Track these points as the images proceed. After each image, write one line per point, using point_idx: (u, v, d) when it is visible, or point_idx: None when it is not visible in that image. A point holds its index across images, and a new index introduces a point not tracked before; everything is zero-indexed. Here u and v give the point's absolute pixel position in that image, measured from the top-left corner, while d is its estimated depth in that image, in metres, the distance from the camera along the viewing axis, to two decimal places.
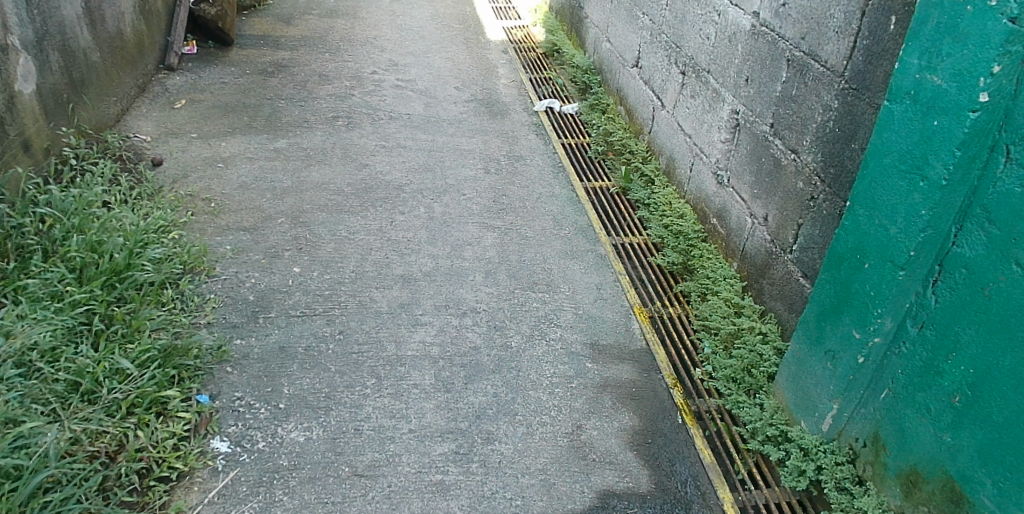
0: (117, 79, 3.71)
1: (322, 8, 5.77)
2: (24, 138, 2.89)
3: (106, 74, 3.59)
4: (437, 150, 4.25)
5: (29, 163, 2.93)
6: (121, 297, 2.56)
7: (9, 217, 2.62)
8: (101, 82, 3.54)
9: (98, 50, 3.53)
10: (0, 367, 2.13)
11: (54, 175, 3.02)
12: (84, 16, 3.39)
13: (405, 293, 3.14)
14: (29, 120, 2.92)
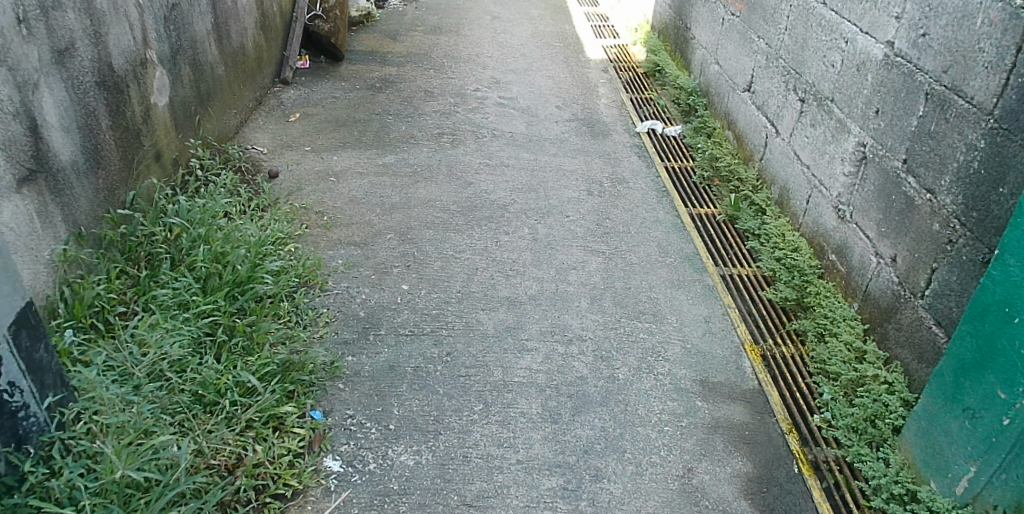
0: (237, 93, 3.74)
1: (427, 24, 5.77)
2: (156, 150, 2.75)
3: (228, 88, 3.59)
4: (540, 170, 4.08)
5: (160, 173, 2.80)
6: (243, 310, 2.39)
7: (144, 222, 2.47)
8: (224, 96, 3.53)
9: (222, 65, 3.52)
10: (135, 380, 1.95)
11: (181, 185, 2.91)
12: (212, 32, 3.37)
13: (511, 317, 2.99)
14: (161, 132, 2.80)
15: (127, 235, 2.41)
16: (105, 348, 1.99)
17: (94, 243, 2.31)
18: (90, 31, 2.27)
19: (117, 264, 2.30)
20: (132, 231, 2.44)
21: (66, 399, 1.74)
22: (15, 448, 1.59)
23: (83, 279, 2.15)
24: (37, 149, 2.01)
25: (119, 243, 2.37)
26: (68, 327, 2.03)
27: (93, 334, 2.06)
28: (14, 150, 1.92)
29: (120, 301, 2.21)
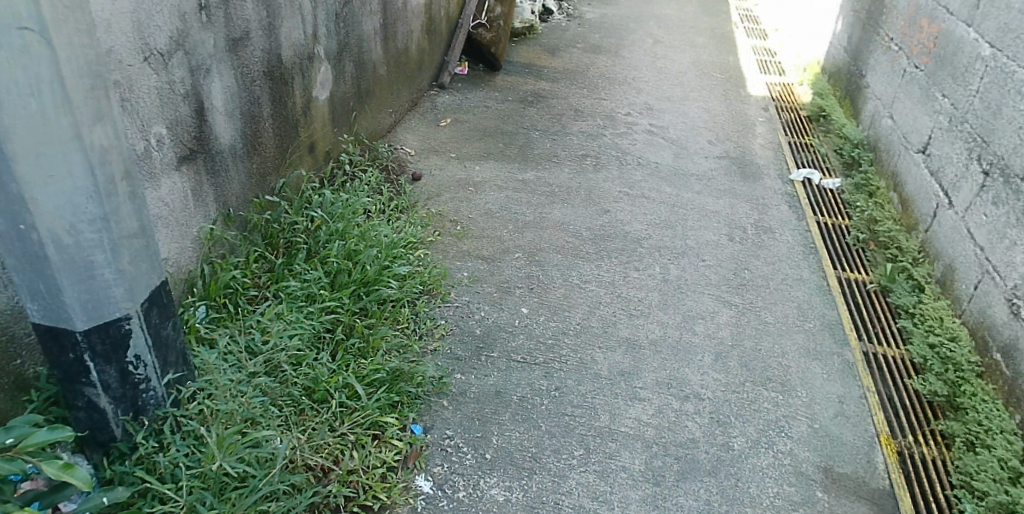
0: (396, 92, 3.83)
1: (587, 43, 5.67)
2: (311, 141, 2.85)
3: (386, 88, 3.67)
4: (679, 207, 3.66)
5: (311, 164, 2.90)
6: (365, 310, 2.37)
7: (289, 210, 2.53)
8: (381, 95, 3.62)
9: (384, 65, 3.60)
10: (251, 366, 1.97)
11: (329, 178, 2.99)
12: (379, 32, 3.46)
13: (627, 360, 2.64)
14: (318, 125, 2.90)
15: (272, 221, 2.49)
16: (231, 331, 2.04)
17: (241, 225, 2.40)
18: (265, 23, 2.35)
19: (258, 249, 2.37)
20: (277, 217, 2.50)
21: (187, 377, 1.81)
22: (132, 417, 1.67)
23: (224, 259, 2.24)
24: (200, 131, 2.10)
25: (263, 228, 2.45)
26: (203, 305, 2.11)
27: (225, 315, 2.13)
28: (181, 130, 2.01)
29: (254, 286, 2.27)
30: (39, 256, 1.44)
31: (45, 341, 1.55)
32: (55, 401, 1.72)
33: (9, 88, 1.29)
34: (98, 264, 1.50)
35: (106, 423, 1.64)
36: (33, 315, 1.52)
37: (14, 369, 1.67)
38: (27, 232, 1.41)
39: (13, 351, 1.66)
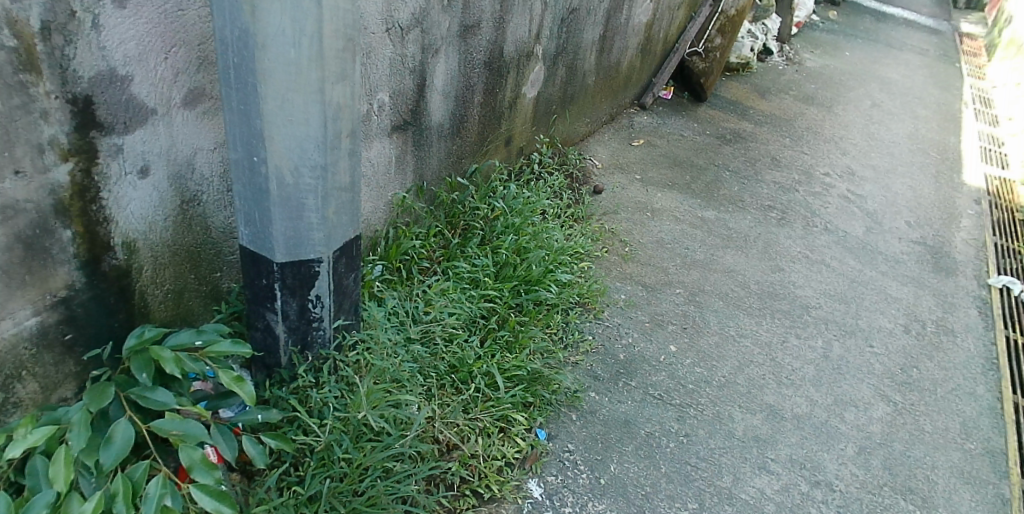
0: (597, 104, 3.86)
1: (800, 92, 5.39)
2: (509, 134, 2.94)
3: (590, 97, 3.69)
4: (859, 283, 3.36)
5: (504, 155, 2.99)
6: (521, 306, 2.40)
7: (475, 195, 2.63)
8: (583, 103, 3.65)
9: (594, 75, 3.63)
10: (410, 331, 2.08)
11: (517, 172, 3.07)
12: (597, 43, 3.49)
13: (765, 426, 2.45)
14: (519, 120, 2.98)
15: (457, 202, 2.60)
16: (399, 295, 2.16)
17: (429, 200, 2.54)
18: (497, 15, 2.45)
19: (439, 225, 2.49)
20: (462, 199, 2.61)
21: (353, 326, 1.93)
22: (299, 349, 1.80)
23: (407, 227, 2.38)
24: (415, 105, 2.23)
25: (448, 206, 2.57)
26: (380, 265, 2.25)
27: (396, 278, 2.26)
28: (400, 101, 2.15)
29: (428, 259, 2.39)
30: (262, 190, 1.56)
31: (246, 263, 1.70)
32: (239, 315, 1.89)
33: (277, 33, 1.41)
34: (308, 207, 1.61)
35: (276, 348, 1.78)
36: (244, 239, 1.67)
37: (214, 279, 1.86)
38: (258, 164, 1.54)
39: (217, 264, 1.86)
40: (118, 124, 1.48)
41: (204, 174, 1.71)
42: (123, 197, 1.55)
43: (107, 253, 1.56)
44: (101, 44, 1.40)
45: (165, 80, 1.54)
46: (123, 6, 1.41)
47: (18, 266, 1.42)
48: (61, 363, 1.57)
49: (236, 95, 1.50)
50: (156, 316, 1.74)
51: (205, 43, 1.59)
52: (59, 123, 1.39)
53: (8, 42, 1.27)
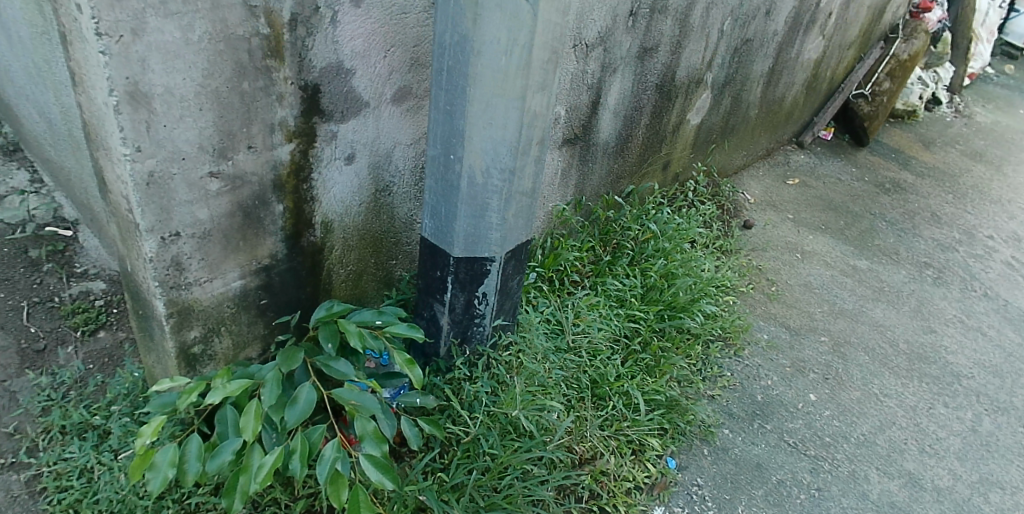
0: (756, 137, 3.79)
1: (971, 146, 5.05)
2: (666, 160, 3.11)
3: (750, 130, 3.66)
4: (1017, 358, 2.99)
5: (659, 179, 3.15)
6: (663, 332, 2.44)
7: (629, 216, 2.77)
8: (743, 135, 3.62)
9: (758, 108, 3.59)
10: (561, 338, 2.21)
11: (670, 197, 3.17)
12: (765, 76, 3.45)
13: (903, 494, 2.26)
14: (679, 146, 3.14)
15: (612, 220, 2.75)
16: (553, 303, 2.30)
17: (583, 215, 2.74)
18: (674, 41, 2.65)
19: (592, 241, 2.64)
20: (617, 218, 2.76)
21: (509, 327, 2.09)
22: (458, 341, 2.00)
23: (564, 239, 2.55)
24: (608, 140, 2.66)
25: (602, 223, 2.72)
26: (536, 272, 2.42)
27: (550, 287, 2.41)
28: (573, 116, 2.40)
29: (579, 272, 2.53)
30: (453, 185, 1.78)
31: (425, 254, 1.94)
32: (405, 302, 2.08)
33: (491, 41, 1.59)
34: (491, 207, 1.81)
35: (439, 337, 1.99)
36: (428, 230, 1.90)
37: (389, 266, 2.06)
38: (454, 162, 1.76)
39: (394, 252, 2.05)
40: (336, 113, 1.68)
41: (398, 167, 1.92)
42: (329, 180, 1.75)
43: (308, 230, 1.76)
44: (335, 39, 1.60)
45: (380, 76, 1.74)
46: (357, 6, 1.61)
47: (235, 232, 1.62)
48: (253, 324, 1.75)
49: (443, 97, 1.72)
50: (337, 292, 1.94)
51: (418, 45, 1.79)
52: (291, 106, 1.59)
53: (263, 29, 1.47)
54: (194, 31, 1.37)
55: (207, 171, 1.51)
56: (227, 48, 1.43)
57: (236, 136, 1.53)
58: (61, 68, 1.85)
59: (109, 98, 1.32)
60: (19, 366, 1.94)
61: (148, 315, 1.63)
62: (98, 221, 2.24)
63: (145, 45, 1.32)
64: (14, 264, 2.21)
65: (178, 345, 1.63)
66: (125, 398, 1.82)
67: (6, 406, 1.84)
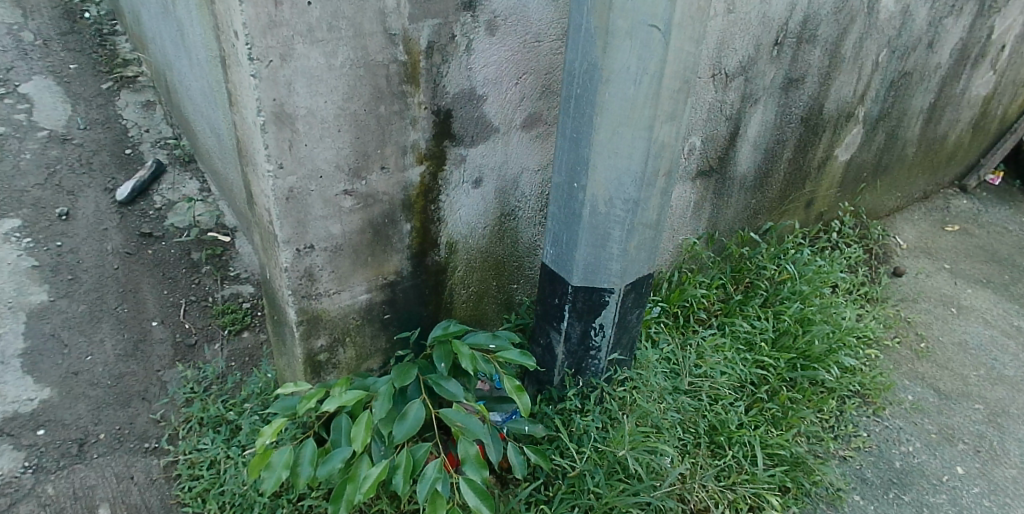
0: (912, 178, 3.50)
1: None
2: (811, 198, 2.97)
3: (906, 170, 3.38)
4: None
5: (801, 218, 3.01)
6: (794, 381, 2.29)
7: (765, 254, 2.68)
8: (897, 175, 3.35)
9: (916, 146, 3.31)
10: (680, 378, 2.16)
11: (812, 236, 3.02)
12: (925, 112, 3.17)
13: None
14: (825, 183, 2.98)
15: (746, 257, 2.67)
16: (675, 341, 2.26)
17: (716, 249, 2.72)
18: (823, 72, 2.57)
19: (723, 278, 2.58)
20: (752, 255, 2.68)
21: (625, 363, 2.08)
22: (572, 372, 2.00)
23: (693, 274, 2.53)
24: (746, 175, 2.63)
25: (735, 260, 2.65)
26: (660, 306, 2.40)
27: (675, 324, 2.38)
28: (711, 147, 2.44)
29: (707, 311, 2.47)
30: (575, 213, 1.78)
31: (544, 281, 1.95)
32: (522, 327, 2.09)
33: (619, 69, 1.57)
34: (613, 237, 1.79)
35: (553, 366, 2.00)
36: (549, 256, 1.92)
37: (510, 290, 2.06)
38: (578, 190, 1.76)
39: (516, 276, 2.05)
40: (466, 137, 1.73)
41: (524, 193, 1.93)
42: (456, 203, 1.79)
43: (433, 249, 1.81)
44: (469, 66, 1.65)
45: (511, 103, 1.78)
46: (492, 35, 1.66)
47: (364, 247, 1.69)
48: (376, 337, 1.82)
49: (570, 124, 1.72)
50: (458, 312, 1.96)
51: (550, 73, 1.81)
52: (423, 130, 1.65)
53: (401, 56, 1.54)
54: (337, 57, 1.46)
55: (341, 189, 1.59)
56: (366, 74, 1.51)
57: (371, 157, 1.60)
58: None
59: (257, 118, 1.43)
60: (173, 358, 2.14)
61: (281, 320, 1.73)
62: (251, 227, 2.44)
63: (292, 70, 1.42)
64: (180, 264, 2.45)
65: (305, 352, 1.71)
66: (257, 397, 1.94)
67: (157, 394, 2.04)
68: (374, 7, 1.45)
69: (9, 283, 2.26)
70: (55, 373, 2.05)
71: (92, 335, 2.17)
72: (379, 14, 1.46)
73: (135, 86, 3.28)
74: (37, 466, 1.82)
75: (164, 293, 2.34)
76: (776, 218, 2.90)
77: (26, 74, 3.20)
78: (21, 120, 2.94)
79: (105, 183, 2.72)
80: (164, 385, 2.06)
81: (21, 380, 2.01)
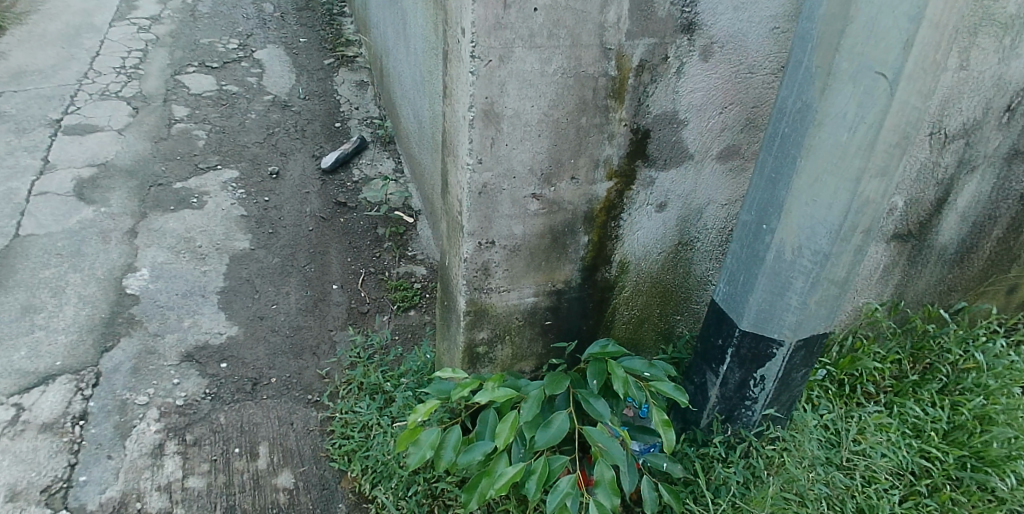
0: None
1: None
2: (1017, 283, 2.63)
3: None
4: None
5: (1001, 302, 2.66)
6: (962, 483, 2.02)
7: (953, 336, 2.40)
8: None
9: None
10: (835, 450, 2.01)
11: (1009, 325, 2.63)
12: None
13: None
14: None
15: (931, 336, 2.42)
16: (835, 409, 2.11)
17: (899, 320, 2.52)
18: None
19: (901, 353, 2.35)
20: (938, 335, 2.41)
21: (779, 421, 1.98)
22: (722, 418, 1.94)
23: (869, 343, 2.35)
24: (947, 246, 2.39)
25: (917, 337, 2.41)
26: (826, 368, 2.25)
27: (838, 391, 2.22)
28: (913, 210, 2.25)
29: (877, 384, 2.27)
30: (758, 256, 1.71)
31: (710, 319, 1.89)
32: (678, 361, 2.05)
33: (835, 112, 1.48)
34: (793, 287, 1.69)
35: (703, 407, 1.95)
36: (720, 294, 1.85)
37: (672, 320, 2.03)
38: (765, 232, 1.68)
39: (681, 307, 2.02)
40: (659, 160, 1.71)
41: (706, 224, 1.88)
42: (636, 224, 1.79)
43: (604, 266, 1.82)
44: (676, 89, 1.62)
45: (712, 132, 1.73)
46: (706, 61, 1.61)
47: (540, 252, 1.72)
48: (534, 341, 1.86)
49: (771, 161, 1.64)
50: (615, 332, 1.96)
51: (757, 106, 1.73)
52: (618, 146, 1.64)
53: (611, 71, 1.53)
54: (551, 65, 1.48)
55: (530, 192, 1.62)
56: (575, 84, 1.52)
57: (564, 166, 1.62)
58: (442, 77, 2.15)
59: (468, 113, 1.49)
60: (345, 321, 2.32)
61: (450, 307, 1.82)
62: (436, 211, 2.56)
63: (507, 72, 1.46)
64: (365, 236, 2.64)
65: (466, 341, 1.79)
66: (414, 374, 2.05)
67: (326, 352, 2.22)
68: (595, 20, 1.45)
69: (220, 227, 2.59)
70: (244, 314, 2.30)
71: (280, 287, 2.41)
72: (599, 27, 1.47)
73: (353, 66, 3.59)
74: (216, 394, 2.06)
75: (348, 260, 2.54)
76: (971, 299, 2.60)
77: (262, 43, 3.72)
78: (252, 83, 3.39)
79: (313, 151, 3.01)
80: (333, 345, 2.24)
81: (216, 315, 2.28)
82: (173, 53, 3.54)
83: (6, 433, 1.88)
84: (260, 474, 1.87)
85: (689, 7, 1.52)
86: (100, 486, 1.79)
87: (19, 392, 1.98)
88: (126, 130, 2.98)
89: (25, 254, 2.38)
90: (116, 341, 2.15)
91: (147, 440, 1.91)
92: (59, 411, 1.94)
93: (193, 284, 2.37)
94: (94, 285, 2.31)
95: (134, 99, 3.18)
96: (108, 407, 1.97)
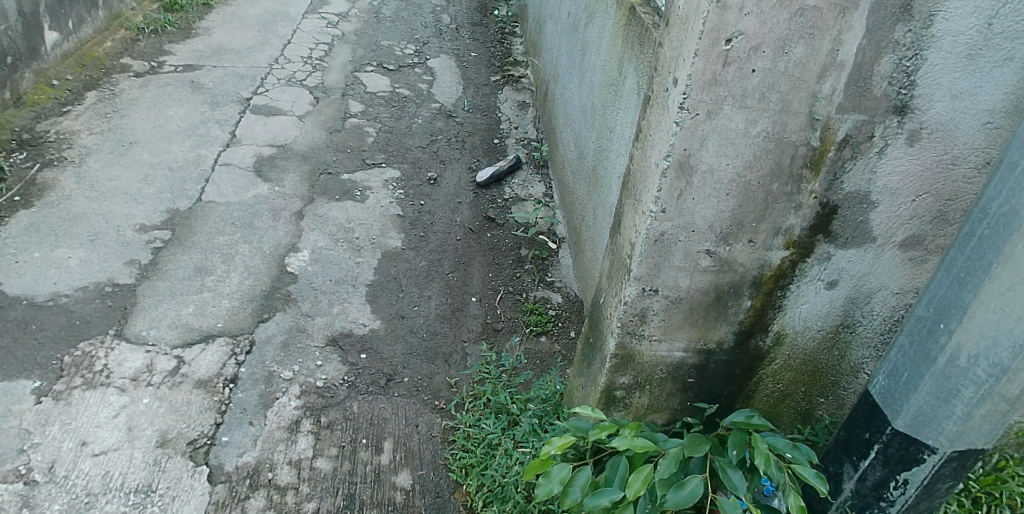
0: None
1: None
2: None
3: None
4: None
5: None
6: None
7: None
8: None
9: None
10: None
11: None
12: None
13: None
14: None
15: None
16: None
17: None
18: None
19: None
20: None
21: None
22: None
23: (1015, 463, 2.01)
24: None
25: None
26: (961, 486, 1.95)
27: (969, 509, 1.93)
28: None
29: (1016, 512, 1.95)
30: (928, 355, 1.59)
31: (860, 411, 1.78)
32: (815, 444, 1.95)
33: None
34: (961, 396, 1.55)
35: (835, 499, 1.83)
36: (877, 387, 1.73)
37: (815, 402, 1.95)
38: (942, 331, 1.57)
39: (828, 391, 1.93)
40: (842, 238, 1.64)
41: (871, 309, 1.78)
42: (803, 297, 1.72)
43: (761, 334, 1.76)
44: (874, 169, 1.55)
45: (903, 217, 1.64)
46: (912, 145, 1.53)
47: (700, 308, 1.69)
48: (672, 396, 1.82)
49: (962, 261, 1.53)
50: (756, 402, 1.90)
51: (951, 201, 1.61)
52: (804, 218, 1.59)
53: (815, 142, 1.49)
54: (755, 126, 1.45)
55: (704, 248, 1.60)
56: (775, 149, 1.49)
57: (743, 228, 1.58)
58: (625, 115, 2.16)
59: (662, 162, 1.49)
60: (479, 335, 2.36)
61: (597, 346, 1.83)
62: (582, 242, 2.57)
63: (711, 127, 1.45)
64: (508, 254, 2.69)
65: (607, 383, 1.78)
66: (540, 402, 2.04)
67: (458, 362, 2.26)
68: (810, 89, 1.42)
69: (378, 222, 2.72)
70: (387, 311, 2.39)
71: (423, 290, 2.49)
72: (812, 96, 1.43)
73: (518, 85, 3.68)
74: (353, 382, 2.14)
75: (489, 275, 2.59)
76: None
77: (435, 52, 3.92)
78: (422, 89, 3.56)
79: (470, 163, 3.11)
80: (465, 356, 2.28)
81: (363, 306, 2.39)
82: (355, 52, 3.79)
83: (166, 382, 2.04)
84: (381, 469, 1.92)
85: (907, 88, 1.46)
86: (238, 449, 1.89)
87: (183, 346, 2.14)
88: (305, 117, 3.20)
89: (204, 218, 2.59)
90: (271, 314, 2.29)
91: (286, 414, 2.01)
92: (215, 370, 2.09)
93: (346, 273, 2.49)
94: (260, 258, 2.48)
95: (316, 89, 3.41)
96: (256, 375, 2.10)
